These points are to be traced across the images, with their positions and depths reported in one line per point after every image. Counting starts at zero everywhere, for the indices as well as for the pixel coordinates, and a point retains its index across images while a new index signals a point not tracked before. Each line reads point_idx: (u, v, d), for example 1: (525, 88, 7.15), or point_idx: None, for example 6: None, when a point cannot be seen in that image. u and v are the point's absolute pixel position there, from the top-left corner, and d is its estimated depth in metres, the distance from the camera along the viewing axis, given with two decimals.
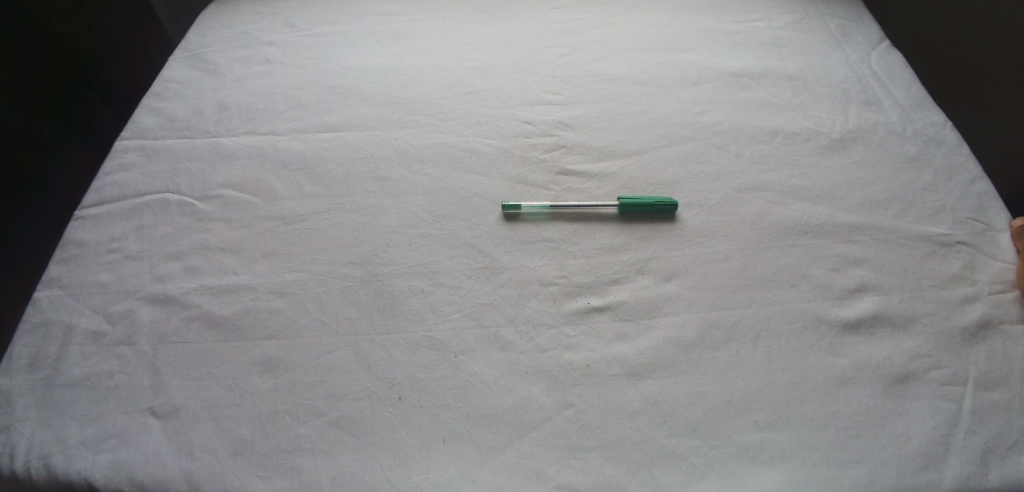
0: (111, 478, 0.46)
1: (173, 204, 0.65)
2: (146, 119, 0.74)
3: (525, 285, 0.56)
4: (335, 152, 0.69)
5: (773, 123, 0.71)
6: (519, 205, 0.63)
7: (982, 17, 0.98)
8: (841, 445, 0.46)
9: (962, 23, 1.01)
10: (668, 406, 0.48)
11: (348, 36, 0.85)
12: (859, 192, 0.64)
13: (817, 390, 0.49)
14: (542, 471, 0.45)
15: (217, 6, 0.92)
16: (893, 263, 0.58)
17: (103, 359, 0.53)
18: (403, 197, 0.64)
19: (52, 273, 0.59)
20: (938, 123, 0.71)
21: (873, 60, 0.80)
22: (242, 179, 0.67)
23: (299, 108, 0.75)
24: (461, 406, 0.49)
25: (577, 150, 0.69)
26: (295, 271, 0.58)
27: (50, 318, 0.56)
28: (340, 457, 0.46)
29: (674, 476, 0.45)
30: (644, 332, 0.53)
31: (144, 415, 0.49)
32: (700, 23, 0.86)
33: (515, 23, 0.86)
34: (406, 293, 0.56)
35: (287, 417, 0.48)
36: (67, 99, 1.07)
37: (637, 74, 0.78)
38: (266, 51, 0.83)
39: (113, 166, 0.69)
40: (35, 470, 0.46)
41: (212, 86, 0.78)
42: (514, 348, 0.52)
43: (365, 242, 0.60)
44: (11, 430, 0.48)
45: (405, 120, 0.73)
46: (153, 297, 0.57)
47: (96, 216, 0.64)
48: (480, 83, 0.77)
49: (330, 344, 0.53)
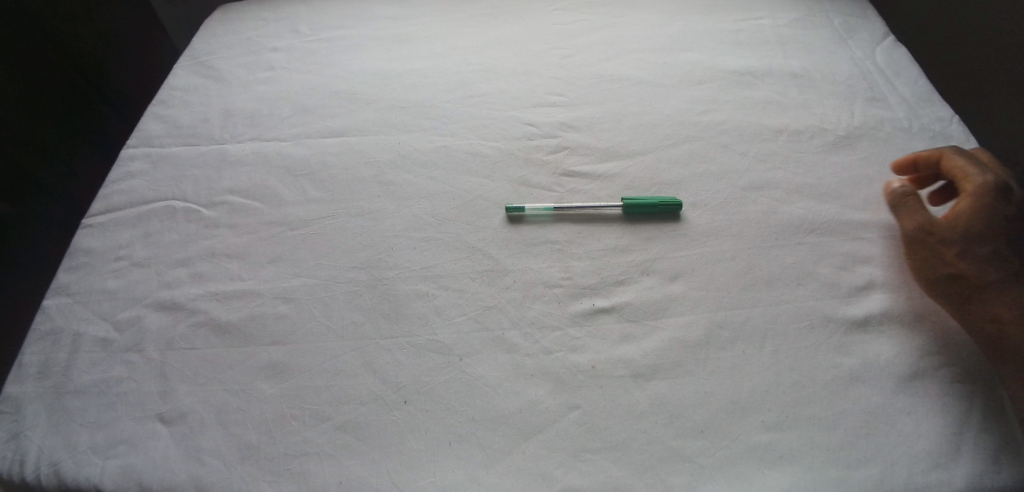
0: (120, 483, 0.46)
1: (180, 211, 0.65)
2: (153, 126, 0.75)
3: (530, 287, 0.56)
4: (339, 157, 0.69)
5: (778, 121, 0.71)
6: (523, 207, 0.63)
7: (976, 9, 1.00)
8: (851, 445, 0.46)
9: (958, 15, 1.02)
10: (674, 408, 0.48)
11: (352, 41, 0.85)
12: (866, 189, 0.64)
13: (826, 389, 0.49)
14: (549, 474, 0.45)
15: (222, 13, 0.93)
16: (902, 261, 0.57)
17: (111, 365, 0.53)
18: (407, 200, 0.64)
19: (61, 280, 0.59)
20: (945, 119, 0.70)
21: (879, 56, 0.79)
22: (248, 185, 0.67)
23: (303, 114, 0.75)
24: (466, 409, 0.49)
25: (581, 151, 0.69)
26: (301, 276, 0.58)
27: (58, 325, 0.56)
28: (347, 461, 0.46)
29: (682, 478, 0.44)
30: (650, 333, 0.53)
31: (153, 421, 0.49)
32: (703, 22, 0.85)
33: (518, 26, 0.87)
34: (412, 297, 0.56)
35: (293, 421, 0.49)
36: (72, 107, 1.08)
37: (640, 74, 0.78)
38: (271, 57, 0.84)
39: (120, 174, 0.69)
40: (45, 477, 0.47)
41: (218, 94, 0.79)
42: (520, 350, 0.52)
43: (370, 247, 0.60)
44: (21, 437, 0.49)
45: (409, 124, 0.73)
46: (160, 303, 0.57)
47: (103, 223, 0.64)
48: (482, 86, 0.77)
49: (335, 348, 0.53)
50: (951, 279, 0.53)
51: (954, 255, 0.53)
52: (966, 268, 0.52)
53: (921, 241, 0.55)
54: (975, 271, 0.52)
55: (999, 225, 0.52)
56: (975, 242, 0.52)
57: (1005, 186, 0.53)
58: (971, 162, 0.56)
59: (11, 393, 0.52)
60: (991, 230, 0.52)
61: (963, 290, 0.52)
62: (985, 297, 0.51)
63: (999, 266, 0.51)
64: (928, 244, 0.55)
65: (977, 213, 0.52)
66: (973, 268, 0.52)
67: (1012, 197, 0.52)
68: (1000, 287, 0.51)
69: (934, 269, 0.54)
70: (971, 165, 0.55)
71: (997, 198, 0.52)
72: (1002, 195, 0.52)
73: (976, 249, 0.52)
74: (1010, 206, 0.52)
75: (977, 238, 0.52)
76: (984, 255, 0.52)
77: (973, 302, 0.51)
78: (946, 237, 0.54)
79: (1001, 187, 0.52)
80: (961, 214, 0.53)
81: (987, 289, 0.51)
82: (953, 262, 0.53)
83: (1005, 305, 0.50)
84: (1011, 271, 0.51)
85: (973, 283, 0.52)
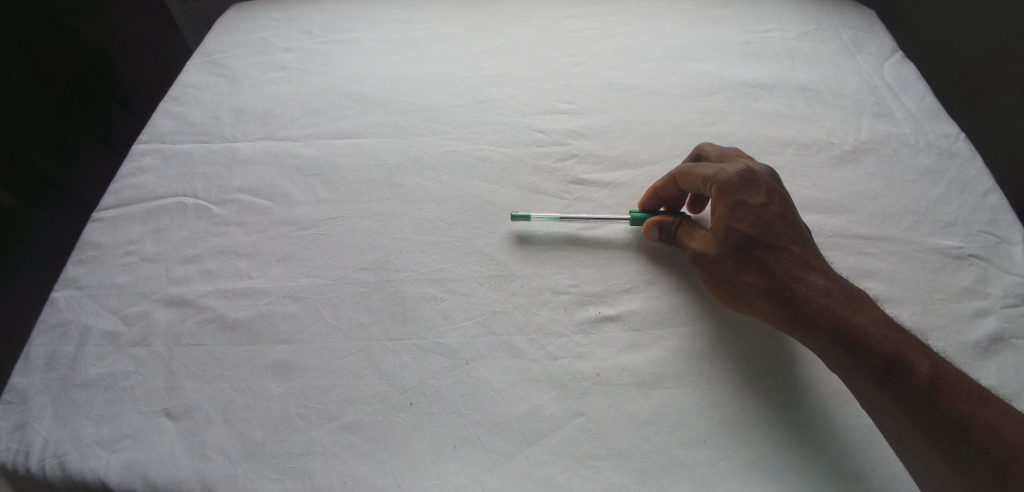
0: (125, 477, 0.47)
1: (190, 208, 0.66)
2: (165, 123, 0.75)
3: (537, 292, 0.57)
4: (349, 158, 0.70)
5: (785, 134, 0.72)
6: (529, 216, 0.63)
7: (978, 19, 1.03)
8: (851, 457, 0.46)
9: (962, 25, 1.05)
10: (677, 417, 0.49)
11: (364, 43, 0.86)
12: (871, 203, 0.64)
13: (827, 401, 0.49)
14: (552, 479, 0.45)
15: (235, 12, 0.94)
16: (907, 276, 0.58)
17: (118, 359, 0.53)
18: (416, 204, 0.65)
19: (71, 274, 0.60)
20: (951, 135, 0.71)
21: (887, 71, 0.80)
22: (258, 184, 0.68)
23: (314, 115, 0.76)
24: (472, 412, 0.49)
25: (589, 159, 0.70)
26: (310, 276, 0.59)
27: (66, 318, 0.57)
28: (351, 461, 0.47)
29: (684, 486, 0.45)
30: (655, 342, 0.53)
31: (159, 416, 0.50)
32: (714, 34, 0.86)
33: (529, 32, 0.87)
34: (419, 299, 0.56)
35: (299, 420, 0.49)
36: (86, 101, 1.10)
37: (650, 84, 0.78)
38: (283, 57, 0.84)
39: (131, 169, 0.70)
40: (51, 468, 0.47)
41: (229, 92, 0.79)
42: (525, 356, 0.52)
43: (379, 249, 0.61)
44: (28, 429, 0.49)
45: (419, 127, 0.73)
46: (168, 299, 0.58)
47: (113, 218, 0.65)
48: (493, 91, 0.78)
49: (343, 349, 0.53)
50: (730, 283, 0.54)
51: (718, 261, 0.54)
52: (737, 267, 0.53)
53: (693, 256, 0.57)
54: (736, 274, 0.53)
55: (762, 214, 0.54)
56: (741, 240, 0.53)
57: (743, 179, 0.55)
58: (709, 167, 0.58)
59: (18, 385, 0.52)
60: (755, 221, 0.53)
61: (764, 285, 0.52)
62: (767, 289, 0.51)
63: (789, 251, 0.52)
64: (696, 255, 0.56)
65: (733, 210, 0.54)
66: (743, 267, 0.53)
67: (758, 188, 0.55)
68: (801, 268, 0.51)
69: (719, 276, 0.55)
70: (709, 168, 0.57)
71: (735, 191, 0.55)
72: (741, 186, 0.55)
73: (756, 245, 0.53)
74: (762, 195, 0.55)
75: (737, 240, 0.53)
76: (779, 243, 0.53)
77: (759, 297, 0.52)
78: (710, 244, 0.56)
79: (740, 180, 0.55)
80: (722, 215, 0.55)
81: (791, 277, 0.51)
82: (727, 268, 0.54)
83: (822, 285, 0.50)
84: (805, 255, 0.52)
85: (756, 283, 0.52)
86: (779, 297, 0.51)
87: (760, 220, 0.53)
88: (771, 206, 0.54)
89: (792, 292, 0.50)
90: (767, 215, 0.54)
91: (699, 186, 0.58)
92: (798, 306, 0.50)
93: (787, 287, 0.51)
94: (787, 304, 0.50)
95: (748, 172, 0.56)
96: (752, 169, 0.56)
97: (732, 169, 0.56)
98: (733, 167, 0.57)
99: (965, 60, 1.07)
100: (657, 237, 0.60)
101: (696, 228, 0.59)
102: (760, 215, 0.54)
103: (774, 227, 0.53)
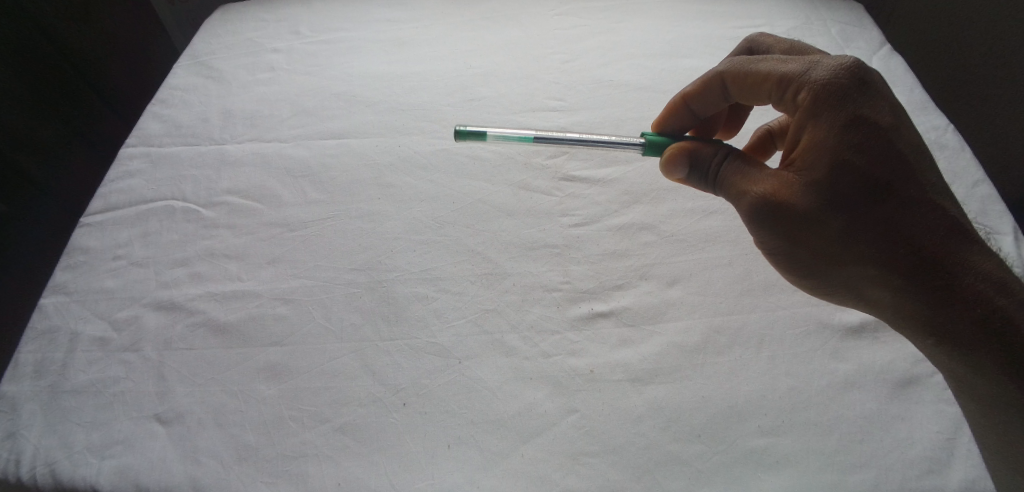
0: (116, 483, 0.46)
1: (179, 211, 0.65)
2: (152, 126, 0.75)
3: (530, 290, 0.57)
4: (339, 158, 0.70)
5: None
6: (484, 133, 0.60)
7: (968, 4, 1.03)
8: (845, 450, 0.46)
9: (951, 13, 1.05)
10: (671, 412, 0.48)
11: (353, 43, 0.85)
12: None
13: (821, 394, 0.49)
14: (547, 477, 0.45)
15: (223, 12, 0.93)
16: None
17: (108, 365, 0.53)
18: (408, 203, 0.65)
19: (59, 280, 0.59)
20: (939, 127, 0.71)
21: (875, 64, 0.80)
22: (247, 186, 0.67)
23: (303, 115, 0.75)
24: (466, 412, 0.49)
25: (580, 156, 0.70)
26: (300, 277, 0.58)
27: (55, 324, 0.56)
28: (345, 463, 0.46)
29: (678, 481, 0.45)
30: (648, 338, 0.53)
31: (151, 422, 0.49)
32: (704, 29, 0.86)
33: (520, 29, 0.87)
34: (411, 299, 0.56)
35: (291, 423, 0.49)
36: (70, 101, 1.09)
37: (641, 81, 0.78)
38: (271, 58, 0.84)
39: (119, 173, 0.69)
40: (41, 476, 0.47)
41: (218, 94, 0.79)
42: (518, 354, 0.52)
43: (371, 248, 0.60)
44: (17, 437, 0.49)
45: (409, 127, 0.73)
46: (158, 303, 0.57)
47: (102, 222, 0.64)
48: (483, 90, 0.78)
49: (334, 350, 0.53)
50: (837, 251, 0.45)
51: (816, 215, 0.44)
52: (851, 227, 0.44)
53: (765, 199, 0.46)
54: (852, 239, 0.44)
55: (892, 148, 0.43)
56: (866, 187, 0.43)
57: (855, 85, 0.44)
58: (791, 64, 0.47)
59: (7, 392, 0.52)
60: (881, 157, 0.43)
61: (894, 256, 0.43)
62: (898, 260, 0.43)
63: (935, 209, 0.43)
64: (771, 201, 0.45)
65: (843, 135, 0.43)
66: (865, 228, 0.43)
67: (878, 103, 0.44)
68: (946, 233, 0.43)
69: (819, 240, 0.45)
70: (795, 67, 0.46)
71: (848, 104, 0.44)
72: (855, 96, 0.44)
73: (886, 199, 0.43)
74: (888, 117, 0.44)
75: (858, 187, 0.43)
76: (916, 195, 0.43)
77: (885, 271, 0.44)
78: (789, 188, 0.45)
79: (852, 85, 0.44)
80: (823, 143, 0.44)
81: (937, 246, 0.42)
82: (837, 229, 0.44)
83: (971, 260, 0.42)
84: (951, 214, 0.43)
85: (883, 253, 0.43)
86: (915, 272, 0.43)
87: (889, 159, 0.43)
88: (899, 134, 0.44)
89: (935, 265, 0.42)
90: (900, 151, 0.43)
91: (778, 91, 0.48)
92: (940, 286, 0.42)
93: (927, 260, 0.42)
94: (922, 281, 0.42)
95: (859, 75, 0.44)
96: (864, 73, 0.45)
97: (832, 66, 0.45)
98: (834, 65, 0.45)
99: (966, 55, 1.07)
100: (693, 173, 0.52)
101: (754, 166, 0.48)
102: (890, 150, 0.43)
103: (910, 172, 0.43)
